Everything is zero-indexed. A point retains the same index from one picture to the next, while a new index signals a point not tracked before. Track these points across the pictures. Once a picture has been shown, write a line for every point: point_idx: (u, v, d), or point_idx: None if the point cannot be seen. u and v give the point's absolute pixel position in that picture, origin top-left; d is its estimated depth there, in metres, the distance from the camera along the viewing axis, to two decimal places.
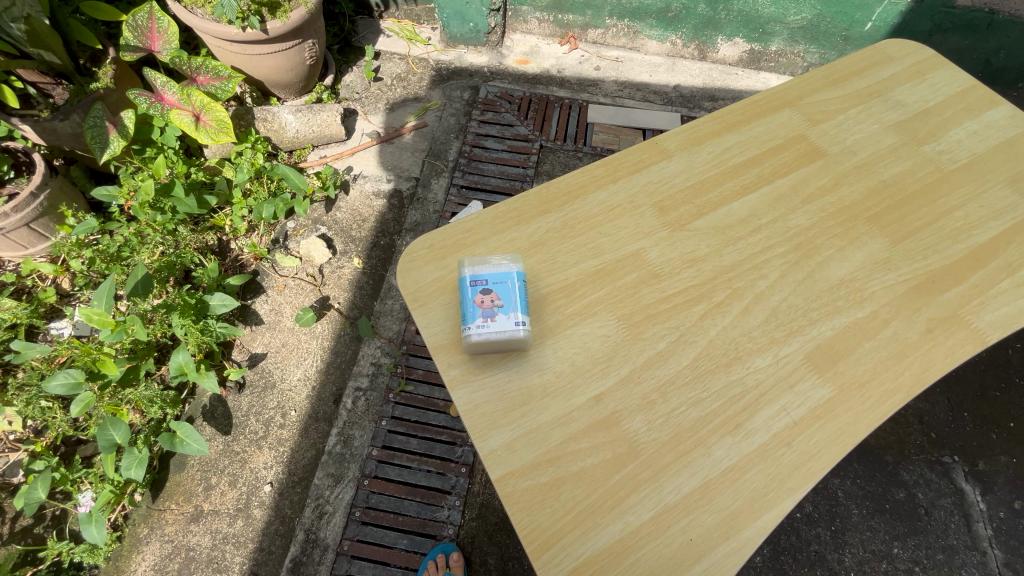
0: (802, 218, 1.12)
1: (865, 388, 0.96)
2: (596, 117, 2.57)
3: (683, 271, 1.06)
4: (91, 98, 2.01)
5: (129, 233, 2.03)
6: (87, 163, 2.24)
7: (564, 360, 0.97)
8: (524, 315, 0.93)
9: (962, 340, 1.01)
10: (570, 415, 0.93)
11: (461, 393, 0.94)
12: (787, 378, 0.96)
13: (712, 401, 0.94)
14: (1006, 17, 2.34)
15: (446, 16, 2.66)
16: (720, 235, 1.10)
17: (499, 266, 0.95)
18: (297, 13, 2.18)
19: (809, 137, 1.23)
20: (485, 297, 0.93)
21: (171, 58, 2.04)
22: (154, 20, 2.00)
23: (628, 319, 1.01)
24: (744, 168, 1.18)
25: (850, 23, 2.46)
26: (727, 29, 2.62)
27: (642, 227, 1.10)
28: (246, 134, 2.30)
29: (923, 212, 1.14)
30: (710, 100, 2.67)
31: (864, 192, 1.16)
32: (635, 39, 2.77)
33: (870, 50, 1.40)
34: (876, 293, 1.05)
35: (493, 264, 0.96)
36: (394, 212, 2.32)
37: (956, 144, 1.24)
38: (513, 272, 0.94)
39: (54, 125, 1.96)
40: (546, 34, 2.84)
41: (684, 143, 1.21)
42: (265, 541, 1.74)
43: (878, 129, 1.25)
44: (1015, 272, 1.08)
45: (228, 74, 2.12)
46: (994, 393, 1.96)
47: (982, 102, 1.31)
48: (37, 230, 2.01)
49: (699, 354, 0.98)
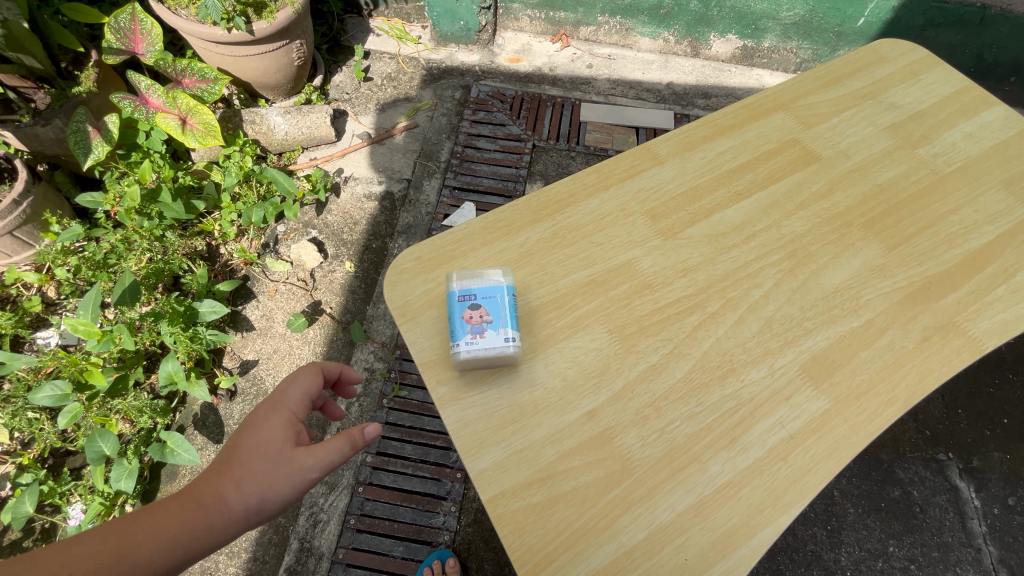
0: (797, 224, 1.11)
1: (861, 400, 0.94)
2: (589, 115, 2.55)
3: (677, 280, 1.04)
4: (73, 102, 1.97)
5: (115, 240, 2.00)
6: (71, 169, 2.20)
7: (555, 375, 0.95)
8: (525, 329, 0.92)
9: (958, 348, 1.00)
10: (562, 432, 0.91)
11: (450, 411, 0.93)
12: (781, 391, 0.95)
13: (706, 415, 0.93)
14: (998, 12, 2.34)
15: (436, 14, 2.63)
16: (713, 243, 1.08)
17: (488, 280, 0.93)
18: (284, 13, 2.15)
19: (802, 141, 1.21)
20: (474, 312, 0.91)
21: (155, 61, 2.00)
22: (137, 22, 1.95)
23: (620, 332, 0.99)
24: (737, 173, 1.16)
25: (843, 19, 2.45)
26: (720, 26, 2.60)
27: (634, 236, 1.08)
28: (234, 138, 2.27)
29: (919, 217, 1.13)
30: (703, 97, 2.65)
31: (858, 197, 1.15)
32: (627, 36, 2.74)
33: (863, 50, 1.38)
34: (872, 301, 1.03)
35: (482, 278, 0.94)
36: (386, 214, 2.29)
37: (950, 147, 1.23)
38: (502, 286, 0.93)
39: (36, 130, 1.93)
40: (537, 32, 2.81)
41: (677, 148, 1.19)
42: (259, 551, 1.72)
43: (872, 131, 1.24)
44: (1012, 277, 1.07)
45: (214, 76, 2.09)
46: (988, 390, 1.97)
47: (976, 103, 1.30)
48: (21, 238, 1.97)
49: (694, 367, 0.96)
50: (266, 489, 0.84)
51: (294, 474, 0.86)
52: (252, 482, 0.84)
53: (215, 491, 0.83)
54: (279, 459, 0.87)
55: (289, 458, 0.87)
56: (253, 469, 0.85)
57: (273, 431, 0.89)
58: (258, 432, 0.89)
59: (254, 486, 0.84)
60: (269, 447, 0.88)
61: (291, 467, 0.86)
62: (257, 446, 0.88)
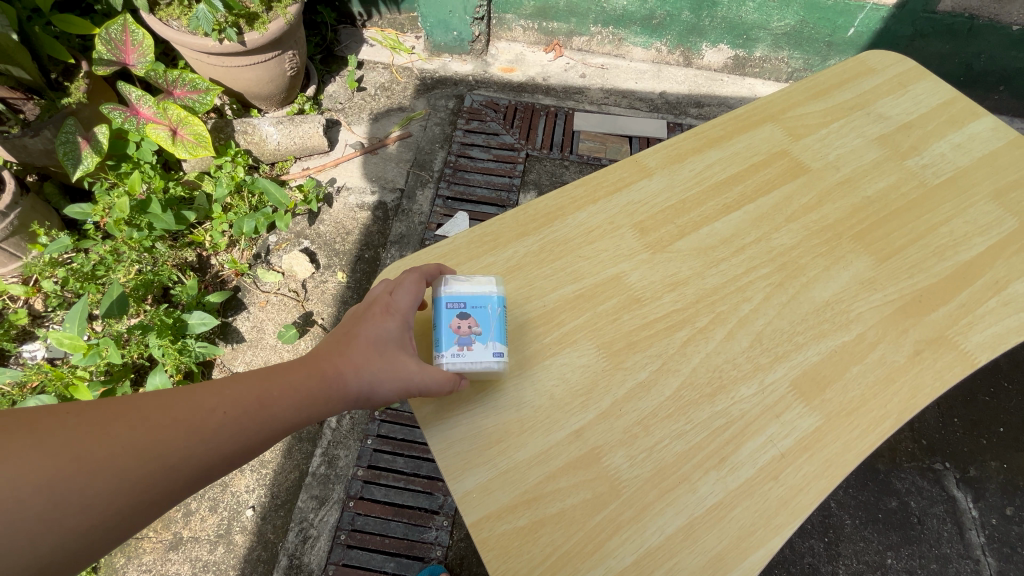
0: (786, 237, 1.10)
1: (853, 416, 0.93)
2: (582, 125, 2.55)
3: (666, 294, 1.03)
4: (62, 113, 1.96)
5: (103, 251, 1.96)
6: (60, 180, 2.18)
7: (542, 393, 0.93)
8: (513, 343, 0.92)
9: (950, 363, 0.98)
10: (549, 452, 0.89)
11: (436, 430, 0.91)
12: (772, 408, 0.93)
13: (695, 434, 0.91)
14: (986, 22, 2.36)
15: (429, 25, 2.64)
16: (702, 256, 1.07)
17: (478, 287, 0.93)
18: (275, 25, 2.15)
19: (792, 153, 1.21)
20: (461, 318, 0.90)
21: (146, 72, 1.99)
22: (128, 33, 1.94)
23: (608, 348, 0.97)
24: (726, 186, 1.15)
25: (833, 29, 2.47)
26: (712, 35, 2.61)
27: (622, 250, 1.07)
28: (225, 147, 2.25)
29: (909, 230, 1.12)
30: (696, 106, 2.65)
31: (848, 209, 1.14)
32: (620, 46, 2.75)
33: (852, 62, 1.39)
34: (863, 315, 1.02)
35: (473, 287, 0.93)
36: (378, 224, 2.27)
37: (939, 158, 1.23)
38: (493, 298, 0.92)
39: (25, 142, 1.91)
40: (530, 42, 2.81)
41: (666, 161, 1.18)
42: (247, 568, 1.68)
43: (862, 142, 1.23)
44: (1003, 290, 1.06)
45: (206, 87, 2.08)
46: (984, 399, 1.96)
47: (964, 115, 1.30)
48: (8, 250, 1.95)
49: (683, 384, 0.95)
50: (377, 383, 0.84)
51: (405, 377, 0.85)
52: (367, 367, 0.84)
53: (335, 369, 0.83)
54: (393, 355, 0.86)
55: (402, 358, 0.87)
56: (370, 356, 0.85)
57: (387, 332, 0.88)
58: (376, 322, 0.88)
59: (370, 373, 0.84)
60: (386, 343, 0.87)
61: (403, 368, 0.86)
62: (375, 336, 0.87)
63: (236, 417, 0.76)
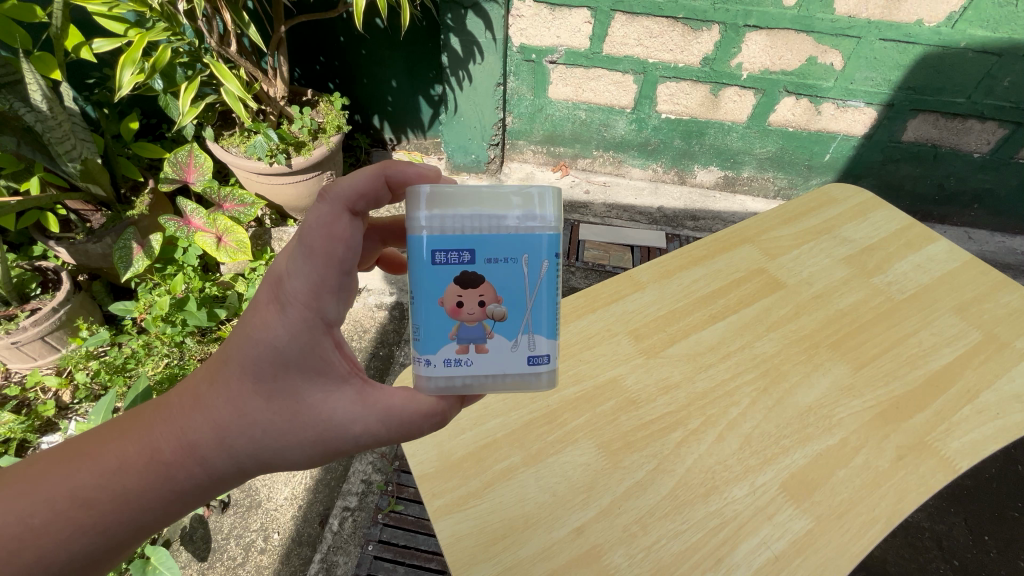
0: (768, 345, 1.22)
1: (844, 519, 0.97)
2: (586, 234, 2.80)
3: (659, 397, 1.12)
4: (125, 223, 2.22)
5: (137, 345, 2.16)
6: (109, 279, 2.42)
7: (545, 490, 1.00)
8: (535, 324, 0.92)
9: (933, 469, 1.03)
10: (550, 549, 0.93)
11: (443, 524, 0.96)
12: (764, 509, 0.98)
13: (691, 534, 0.95)
14: (949, 150, 2.66)
15: (451, 149, 3.05)
16: (691, 361, 1.18)
17: (497, 254, 0.89)
18: (319, 150, 2.51)
19: (768, 270, 1.37)
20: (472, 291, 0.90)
21: (203, 188, 2.30)
22: (192, 157, 2.29)
23: (607, 447, 1.05)
24: (711, 299, 1.29)
25: (811, 155, 2.80)
26: (702, 159, 2.96)
27: (619, 354, 1.18)
28: (261, 253, 2.53)
29: (880, 339, 1.24)
30: (692, 220, 2.93)
31: (823, 320, 1.27)
32: (620, 167, 3.10)
33: (817, 192, 1.60)
34: (845, 420, 1.10)
35: (502, 270, 0.90)
36: (394, 323, 2.44)
37: (902, 276, 1.38)
38: (519, 289, 0.91)
39: (87, 247, 2.16)
40: (540, 162, 3.18)
41: (656, 275, 1.34)
42: None
43: (830, 262, 1.40)
44: (975, 398, 1.14)
45: (251, 201, 2.39)
46: (1012, 514, 1.90)
47: (921, 238, 1.47)
48: (50, 343, 2.09)
49: (678, 483, 1.01)
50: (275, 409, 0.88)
51: (308, 407, 0.88)
52: (264, 398, 0.87)
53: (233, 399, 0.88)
54: (288, 378, 0.88)
55: (301, 386, 0.89)
56: (268, 390, 0.88)
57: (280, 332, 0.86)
58: (265, 332, 0.86)
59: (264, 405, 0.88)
60: (280, 362, 0.87)
61: (302, 397, 0.88)
62: (268, 354, 0.87)
63: (136, 478, 0.87)
